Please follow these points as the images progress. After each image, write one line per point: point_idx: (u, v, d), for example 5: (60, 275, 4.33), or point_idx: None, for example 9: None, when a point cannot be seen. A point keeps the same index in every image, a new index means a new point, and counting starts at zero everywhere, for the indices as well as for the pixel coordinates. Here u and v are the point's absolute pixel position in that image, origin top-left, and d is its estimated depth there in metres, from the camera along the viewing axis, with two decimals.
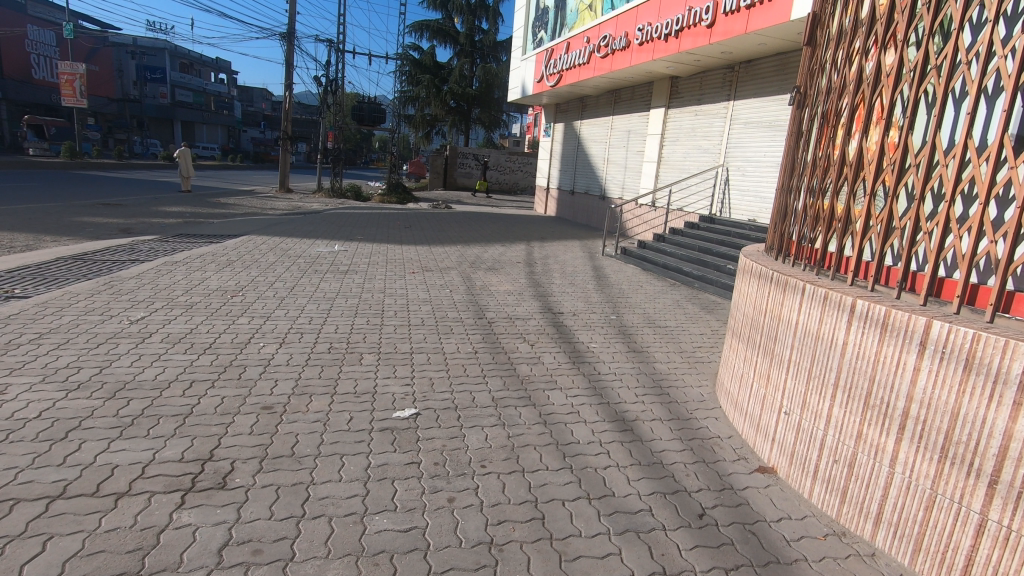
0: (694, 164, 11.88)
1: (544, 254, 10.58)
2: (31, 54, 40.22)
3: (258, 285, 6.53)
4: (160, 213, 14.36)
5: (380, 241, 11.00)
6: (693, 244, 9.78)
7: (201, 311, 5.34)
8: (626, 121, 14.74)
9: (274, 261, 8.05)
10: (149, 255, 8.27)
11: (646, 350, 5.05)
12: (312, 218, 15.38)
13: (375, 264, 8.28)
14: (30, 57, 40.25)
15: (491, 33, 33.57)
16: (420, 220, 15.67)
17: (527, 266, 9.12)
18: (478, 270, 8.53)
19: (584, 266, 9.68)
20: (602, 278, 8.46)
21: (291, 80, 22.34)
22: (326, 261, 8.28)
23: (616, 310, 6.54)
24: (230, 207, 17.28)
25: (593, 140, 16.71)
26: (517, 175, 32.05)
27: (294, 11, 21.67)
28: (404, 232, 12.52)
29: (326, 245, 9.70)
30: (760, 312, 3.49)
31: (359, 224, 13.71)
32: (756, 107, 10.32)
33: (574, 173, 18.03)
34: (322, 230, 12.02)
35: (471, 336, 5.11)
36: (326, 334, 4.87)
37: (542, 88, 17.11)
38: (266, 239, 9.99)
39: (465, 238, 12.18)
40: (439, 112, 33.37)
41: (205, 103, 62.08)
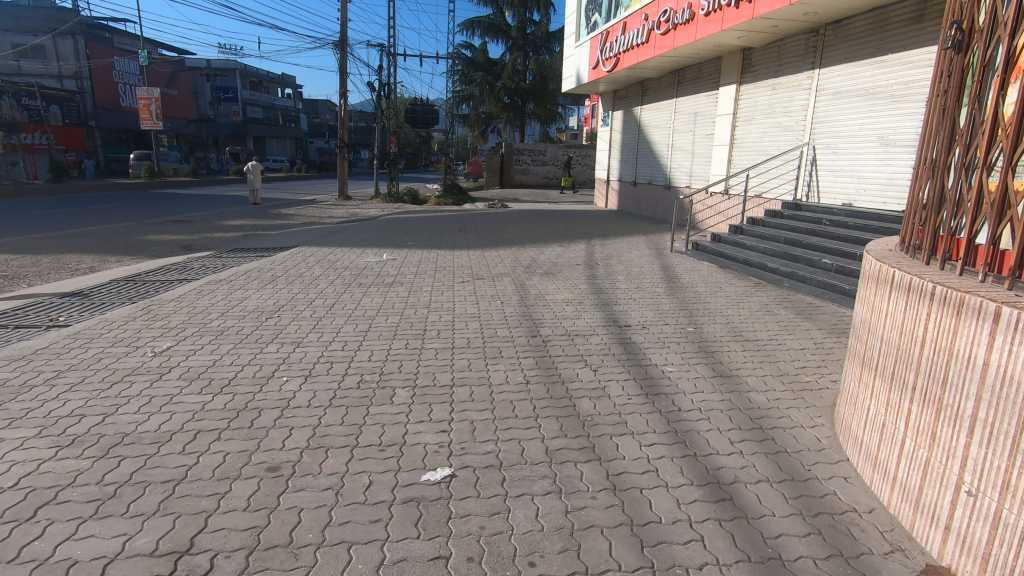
0: (773, 145, 10.59)
1: (606, 253, 9.70)
2: (118, 84, 43.45)
3: (296, 304, 6.12)
4: (222, 228, 14.65)
5: (431, 246, 10.51)
6: (779, 235, 8.59)
7: (232, 338, 4.94)
8: (692, 102, 13.52)
9: (319, 275, 7.69)
10: (198, 274, 8.14)
11: (737, 375, 4.12)
12: (367, 225, 15.22)
13: (422, 274, 7.73)
14: (118, 87, 43.49)
15: (543, 25, 32.67)
16: (475, 222, 15.16)
17: (587, 268, 8.31)
18: (533, 275, 7.81)
19: (651, 265, 8.73)
20: (673, 280, 7.53)
21: (346, 87, 22.53)
22: (372, 272, 7.83)
23: (692, 319, 5.63)
24: (289, 218, 17.49)
25: (655, 125, 15.55)
26: (575, 169, 31.05)
27: (345, 19, 21.81)
28: (457, 236, 12.01)
29: (376, 254, 9.31)
30: (912, 340, 2.48)
31: (412, 229, 13.36)
32: (847, 73, 8.93)
33: (636, 162, 16.91)
34: (374, 238, 11.72)
35: (524, 360, 4.38)
36: (358, 365, 4.28)
37: (597, 75, 16.12)
38: (315, 251, 9.73)
39: (521, 239, 11.50)
40: (493, 109, 32.91)
41: (273, 118, 65.00)
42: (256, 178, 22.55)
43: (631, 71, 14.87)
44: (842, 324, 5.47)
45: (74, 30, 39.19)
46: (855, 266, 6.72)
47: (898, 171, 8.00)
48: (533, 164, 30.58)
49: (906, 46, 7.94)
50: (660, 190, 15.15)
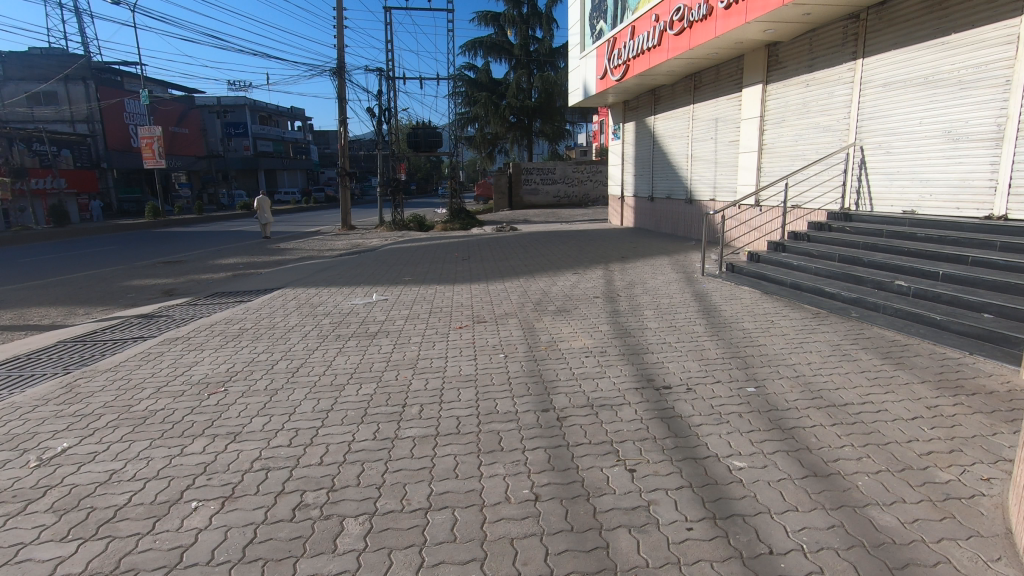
0: (810, 148, 9.38)
1: (628, 281, 8.51)
2: (128, 125, 43.83)
3: (255, 369, 5.02)
4: (213, 269, 13.77)
5: (429, 281, 9.42)
6: (832, 251, 7.32)
7: (151, 430, 3.79)
8: (712, 108, 12.39)
9: (294, 325, 6.59)
10: (160, 328, 7.12)
11: (838, 473, 2.86)
12: (366, 257, 14.23)
13: (415, 319, 6.62)
14: (128, 128, 43.87)
15: (546, 41, 31.97)
16: (482, 249, 14.06)
17: (608, 302, 7.11)
18: (544, 314, 6.62)
19: (682, 293, 7.52)
20: (710, 313, 6.30)
21: (345, 115, 21.89)
22: (356, 319, 6.74)
23: (750, 372, 4.36)
24: (287, 253, 16.61)
25: (672, 135, 14.42)
26: (586, 186, 29.99)
27: (343, 46, 21.26)
28: (459, 266, 10.91)
29: (366, 295, 8.24)
30: None
31: (412, 260, 12.31)
32: (897, 61, 7.72)
33: (652, 176, 15.77)
34: (369, 273, 10.66)
35: (532, 457, 3.17)
36: (303, 474, 3.10)
37: (605, 85, 15.11)
38: (299, 293, 8.69)
39: (531, 267, 10.36)
40: (499, 129, 32.15)
41: (284, 151, 65.45)
42: (263, 211, 21.95)
43: (642, 78, 13.80)
44: (948, 372, 4.17)
45: (85, 75, 39.69)
46: (941, 289, 5.44)
47: (973, 169, 6.76)
48: (542, 183, 29.62)
49: (974, 23, 6.73)
50: (682, 204, 13.97)
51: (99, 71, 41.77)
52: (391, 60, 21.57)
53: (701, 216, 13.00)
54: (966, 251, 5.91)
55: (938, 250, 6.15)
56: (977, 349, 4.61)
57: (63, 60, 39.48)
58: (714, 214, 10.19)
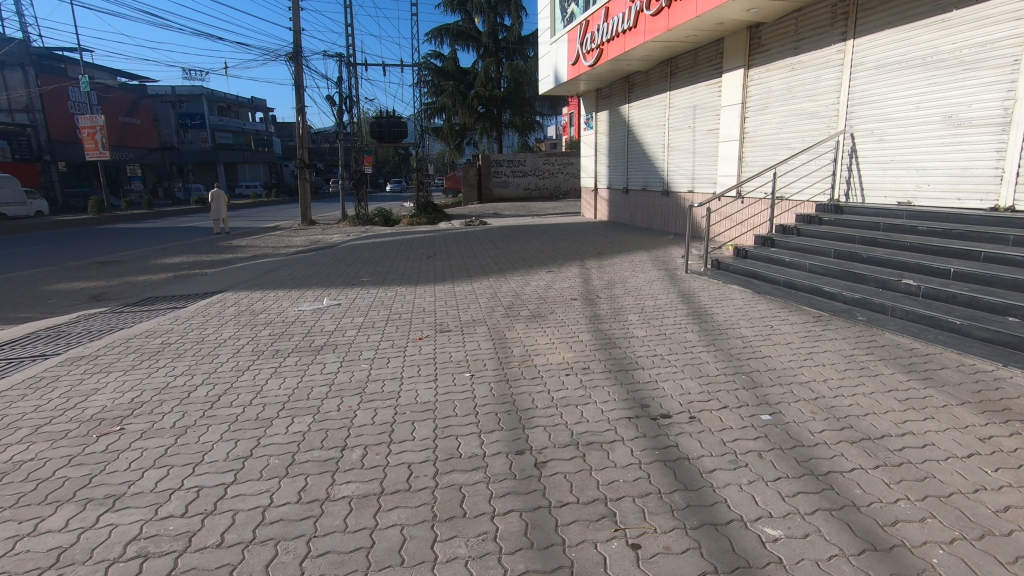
0: (796, 136, 8.86)
1: (606, 280, 7.83)
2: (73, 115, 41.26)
3: (166, 398, 4.14)
4: (153, 269, 12.59)
5: (389, 282, 8.58)
6: (827, 246, 6.77)
7: (3, 495, 2.89)
8: (690, 95, 11.82)
9: (226, 339, 5.68)
10: (69, 342, 6.12)
11: (904, 546, 2.19)
12: (324, 255, 13.25)
13: (369, 328, 5.81)
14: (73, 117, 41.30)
15: (515, 29, 31.08)
16: (449, 244, 13.22)
17: (586, 305, 6.41)
18: (517, 320, 5.88)
19: (666, 292, 6.89)
20: (701, 317, 5.65)
21: (303, 103, 20.68)
22: (301, 329, 5.89)
23: (759, 393, 3.70)
24: (239, 251, 15.47)
25: (647, 124, 13.84)
26: (557, 178, 29.29)
27: (299, 29, 20.03)
28: (422, 264, 10.08)
29: (316, 299, 7.36)
30: None
31: (373, 258, 11.41)
32: (891, 41, 7.20)
33: (627, 167, 15.17)
34: (323, 273, 9.73)
35: (503, 528, 2.42)
36: (191, 566, 2.28)
37: (577, 71, 14.41)
38: (241, 297, 7.76)
39: (502, 264, 9.60)
40: (467, 120, 31.19)
41: (244, 143, 62.94)
42: (219, 205, 20.63)
43: (616, 63, 13.14)
44: (988, 391, 3.58)
45: (23, 61, 37.08)
46: (956, 290, 4.91)
47: (976, 157, 6.29)
48: (512, 175, 28.81)
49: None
50: (659, 197, 13.41)
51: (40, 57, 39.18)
52: (351, 44, 20.40)
53: (680, 208, 12.46)
54: (978, 246, 5.40)
55: (946, 245, 5.63)
56: (1009, 359, 4.05)
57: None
58: (700, 208, 9.45)
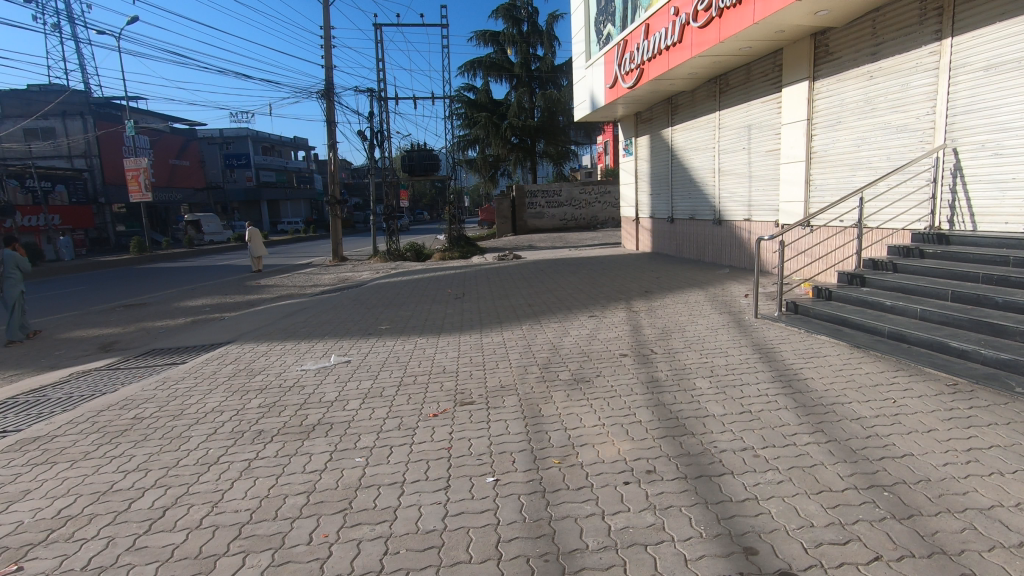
0: (879, 154, 7.63)
1: (660, 328, 6.65)
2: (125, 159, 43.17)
3: (100, 511, 3.20)
4: (173, 314, 12.11)
5: (410, 329, 7.66)
6: (941, 287, 5.46)
7: None
8: (745, 113, 10.70)
9: (209, 412, 4.79)
10: (42, 411, 5.37)
11: None
12: (347, 295, 12.52)
13: (377, 398, 4.84)
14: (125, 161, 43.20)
15: (548, 59, 30.70)
16: (479, 282, 12.28)
17: (640, 364, 5.26)
18: (556, 386, 4.79)
19: (736, 345, 5.71)
20: (791, 384, 4.43)
21: (334, 139, 20.53)
22: (298, 399, 4.97)
23: (924, 531, 2.47)
24: (264, 291, 14.99)
25: (694, 148, 12.75)
26: (594, 208, 28.28)
27: (331, 66, 20.00)
28: (449, 308, 9.13)
29: (323, 355, 6.46)
30: None
31: (397, 300, 10.57)
32: (1004, 36, 5.98)
33: (671, 195, 14.05)
34: (341, 319, 8.88)
35: None
36: None
37: (615, 94, 13.50)
38: (245, 351, 6.96)
39: (537, 307, 8.55)
40: (501, 151, 30.71)
41: (286, 181, 64.69)
42: (253, 243, 20.45)
43: (658, 84, 12.15)
44: None
45: (82, 110, 39.29)
46: None
47: None
48: (547, 206, 27.98)
49: None
50: (710, 226, 12.19)
51: (97, 106, 41.38)
52: (382, 79, 20.19)
53: (736, 239, 11.21)
54: None
55: None
56: None
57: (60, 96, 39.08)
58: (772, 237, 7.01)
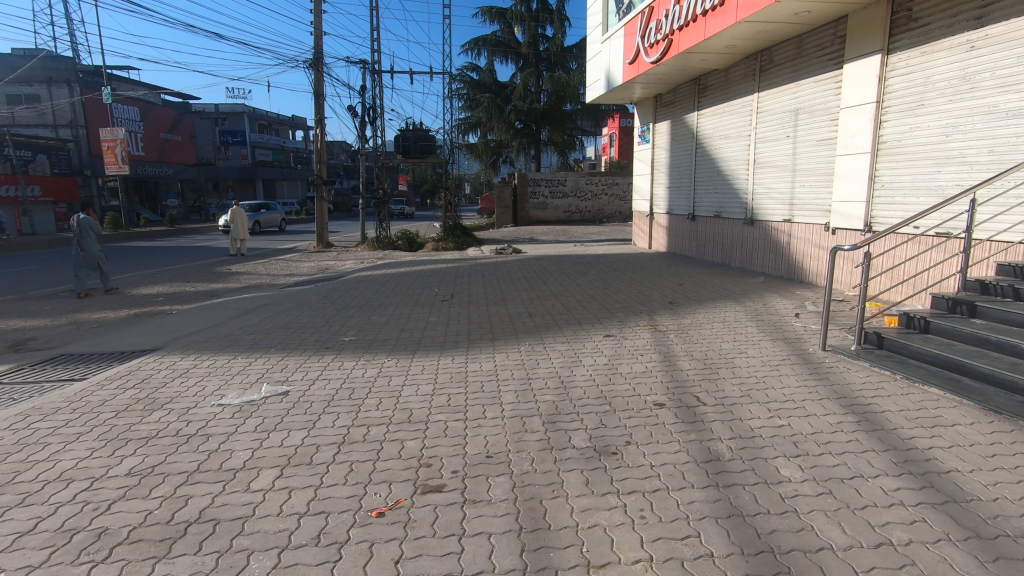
0: (982, 146, 6.12)
1: (699, 361, 5.10)
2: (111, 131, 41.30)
3: None
4: (120, 305, 10.58)
5: (379, 343, 6.11)
6: None
7: None
8: (792, 95, 9.08)
9: (50, 480, 3.22)
10: None
11: None
12: (322, 288, 10.97)
13: (303, 468, 3.28)
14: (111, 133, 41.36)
15: (557, 39, 28.82)
16: (473, 280, 10.72)
17: (686, 424, 3.70)
18: (567, 460, 3.24)
19: (814, 394, 4.15)
20: (932, 482, 2.87)
21: (322, 114, 18.87)
22: (191, 462, 3.41)
23: None
24: (233, 279, 13.44)
25: (724, 136, 11.13)
26: (600, 200, 26.65)
27: (321, 34, 18.25)
28: (432, 314, 7.57)
29: (254, 381, 4.90)
30: None
31: (375, 299, 9.00)
32: None
33: (693, 188, 12.45)
34: (300, 322, 7.33)
35: None
36: None
37: (637, 70, 11.85)
38: (163, 368, 5.42)
39: (538, 319, 6.99)
40: (504, 136, 29.06)
41: (284, 161, 62.81)
42: (234, 224, 18.82)
43: (689, 58, 10.52)
44: None
45: (69, 78, 37.34)
46: None
47: None
48: (551, 197, 26.33)
49: None
50: (741, 226, 10.66)
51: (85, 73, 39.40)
52: (377, 50, 18.48)
53: (774, 243, 9.68)
54: None
55: None
56: None
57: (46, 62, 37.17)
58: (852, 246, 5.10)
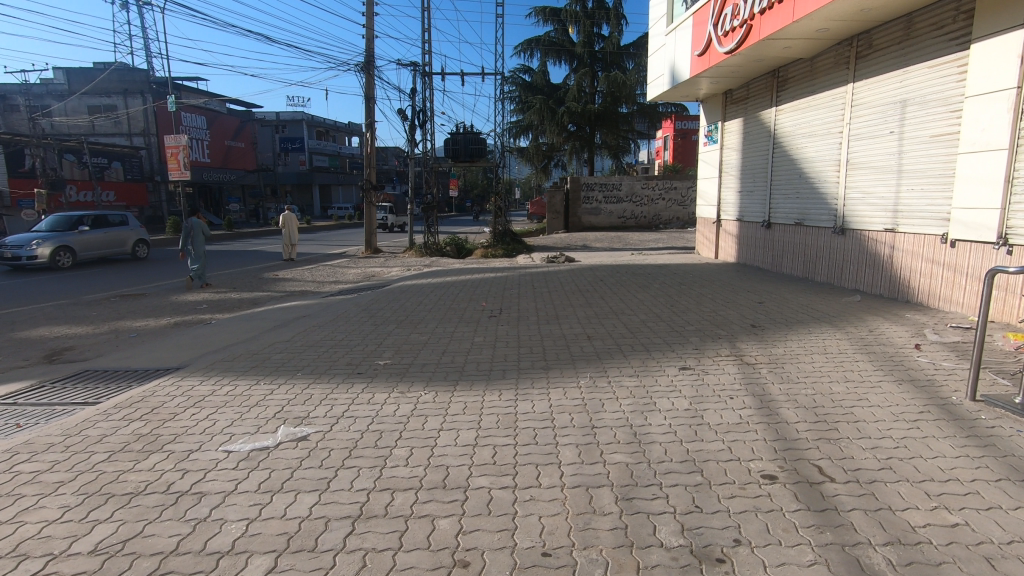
0: None
1: (806, 409, 4.08)
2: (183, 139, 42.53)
3: None
4: (165, 312, 10.40)
5: (417, 369, 5.38)
6: None
7: None
8: (897, 84, 7.80)
9: (2, 556, 2.60)
10: None
11: None
12: (365, 298, 10.44)
13: (305, 559, 2.52)
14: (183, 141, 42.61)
15: (614, 38, 27.71)
16: (524, 292, 9.92)
17: (815, 513, 2.72)
18: (655, 570, 2.34)
19: (988, 473, 3.06)
20: None
21: (372, 118, 18.62)
22: (172, 537, 2.72)
23: None
24: (279, 286, 13.19)
25: (809, 133, 9.87)
26: (657, 205, 25.35)
27: (373, 36, 17.99)
28: (477, 333, 6.78)
29: (271, 417, 4.23)
30: None
31: (418, 312, 8.34)
32: None
33: (770, 192, 11.19)
34: (335, 340, 6.71)
35: None
36: None
37: (708, 62, 10.73)
38: (178, 395, 4.86)
39: (598, 343, 6.07)
40: (556, 139, 28.25)
41: (340, 166, 64.27)
42: (287, 229, 18.76)
43: (769, 46, 9.34)
44: None
45: (143, 89, 39.16)
46: None
47: None
48: (604, 201, 25.27)
49: None
50: (828, 236, 9.39)
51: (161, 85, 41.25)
52: (428, 51, 18.06)
53: (872, 255, 8.39)
54: None
55: None
56: None
57: (123, 74, 39.24)
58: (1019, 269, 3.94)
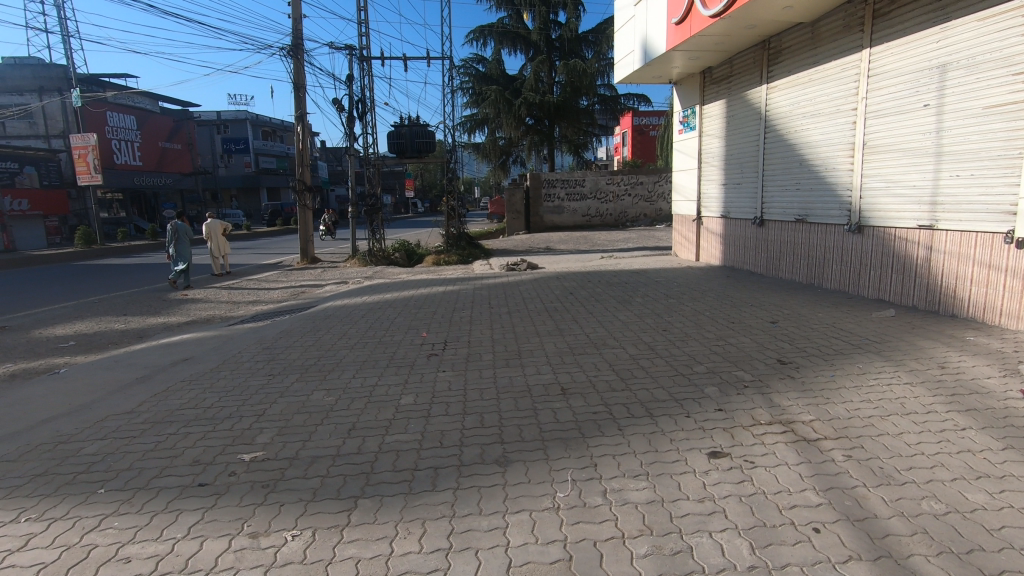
0: None
1: (960, 560, 2.31)
2: (113, 140, 38.37)
3: None
4: (14, 354, 8.00)
5: (297, 470, 3.42)
6: None
7: None
8: (934, 44, 6.25)
9: None
10: None
11: None
12: (276, 326, 8.28)
13: None
14: (113, 143, 38.39)
15: (571, 25, 26.11)
16: (477, 313, 7.99)
17: None
18: None
19: None
20: None
21: (304, 109, 16.32)
22: None
23: None
24: (183, 311, 10.84)
25: (810, 112, 8.30)
26: (623, 202, 23.82)
27: (300, 15, 15.67)
28: (408, 389, 4.81)
29: None
30: None
31: (335, 350, 6.30)
32: None
33: (762, 184, 9.60)
34: (200, 408, 4.64)
35: None
36: None
37: (688, 32, 9.07)
38: None
39: (578, 405, 4.20)
40: (513, 133, 26.43)
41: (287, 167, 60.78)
42: (211, 240, 16.20)
43: (764, 6, 7.69)
44: None
45: (60, 85, 35.31)
46: None
47: None
48: (567, 199, 23.60)
49: None
50: (839, 235, 7.86)
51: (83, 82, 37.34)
52: (365, 32, 15.90)
53: (899, 258, 6.87)
54: None
55: None
56: None
57: (37, 70, 35.27)
58: None
